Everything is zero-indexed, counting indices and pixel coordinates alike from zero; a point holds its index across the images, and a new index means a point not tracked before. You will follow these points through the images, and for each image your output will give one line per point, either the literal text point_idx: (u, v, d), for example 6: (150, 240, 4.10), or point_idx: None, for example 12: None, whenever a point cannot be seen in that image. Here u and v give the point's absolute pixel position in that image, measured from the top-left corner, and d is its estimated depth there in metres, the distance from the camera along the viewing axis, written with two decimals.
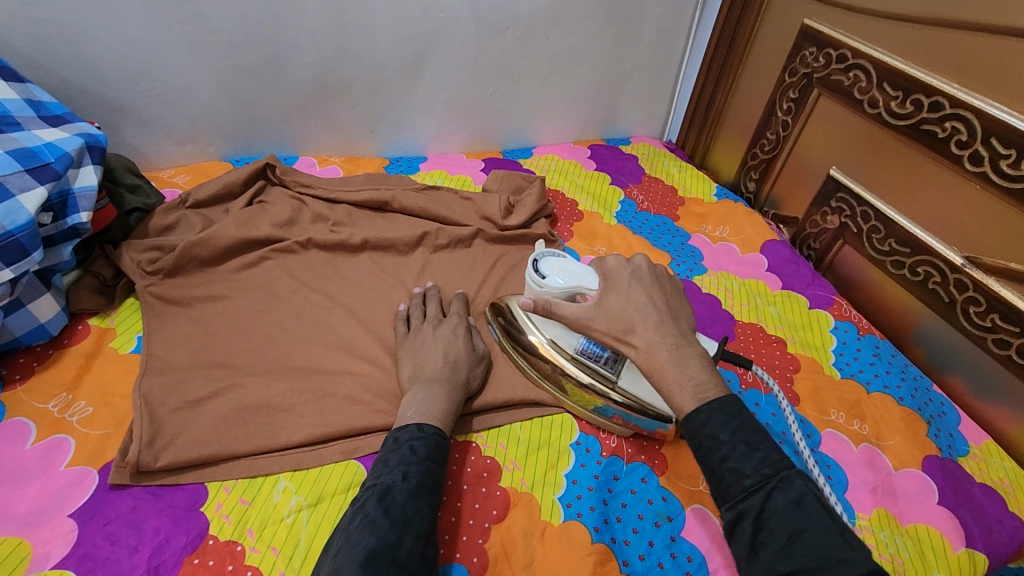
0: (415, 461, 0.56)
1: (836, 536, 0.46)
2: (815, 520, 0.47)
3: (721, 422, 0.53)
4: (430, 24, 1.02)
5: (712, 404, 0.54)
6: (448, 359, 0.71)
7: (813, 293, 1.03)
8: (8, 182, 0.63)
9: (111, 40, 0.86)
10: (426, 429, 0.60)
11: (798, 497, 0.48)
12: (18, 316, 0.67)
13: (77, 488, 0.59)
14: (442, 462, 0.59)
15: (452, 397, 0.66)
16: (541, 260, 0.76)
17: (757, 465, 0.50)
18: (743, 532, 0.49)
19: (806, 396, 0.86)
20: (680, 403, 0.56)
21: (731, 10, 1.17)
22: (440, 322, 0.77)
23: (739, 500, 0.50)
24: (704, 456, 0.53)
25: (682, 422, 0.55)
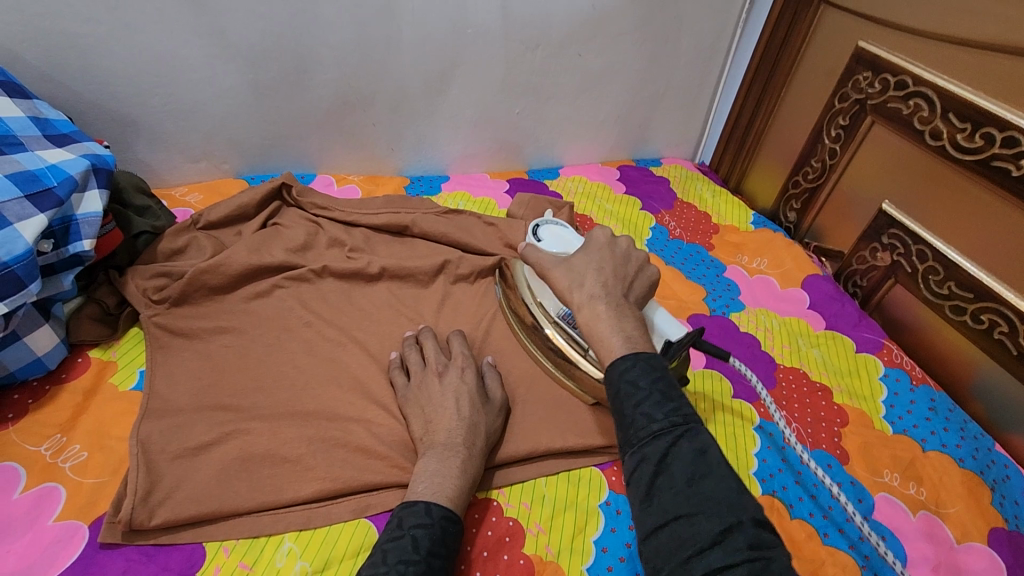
0: (415, 561, 0.50)
1: (735, 485, 0.47)
2: (717, 470, 0.47)
3: (643, 370, 0.54)
4: (458, 40, 0.97)
5: (639, 356, 0.55)
6: (462, 416, 0.63)
7: (859, 335, 0.95)
8: (6, 209, 0.59)
9: (125, 53, 0.82)
10: (433, 514, 0.54)
11: (703, 447, 0.49)
12: (13, 350, 0.62)
13: (65, 547, 0.54)
14: (446, 558, 0.53)
15: (468, 468, 0.60)
16: (540, 226, 0.78)
17: (669, 412, 0.50)
18: (642, 478, 0.49)
19: (855, 453, 0.79)
20: (609, 353, 0.57)
21: (776, 28, 1.10)
22: (446, 368, 0.69)
23: (643, 444, 0.50)
24: (620, 401, 0.53)
25: (609, 369, 0.56)
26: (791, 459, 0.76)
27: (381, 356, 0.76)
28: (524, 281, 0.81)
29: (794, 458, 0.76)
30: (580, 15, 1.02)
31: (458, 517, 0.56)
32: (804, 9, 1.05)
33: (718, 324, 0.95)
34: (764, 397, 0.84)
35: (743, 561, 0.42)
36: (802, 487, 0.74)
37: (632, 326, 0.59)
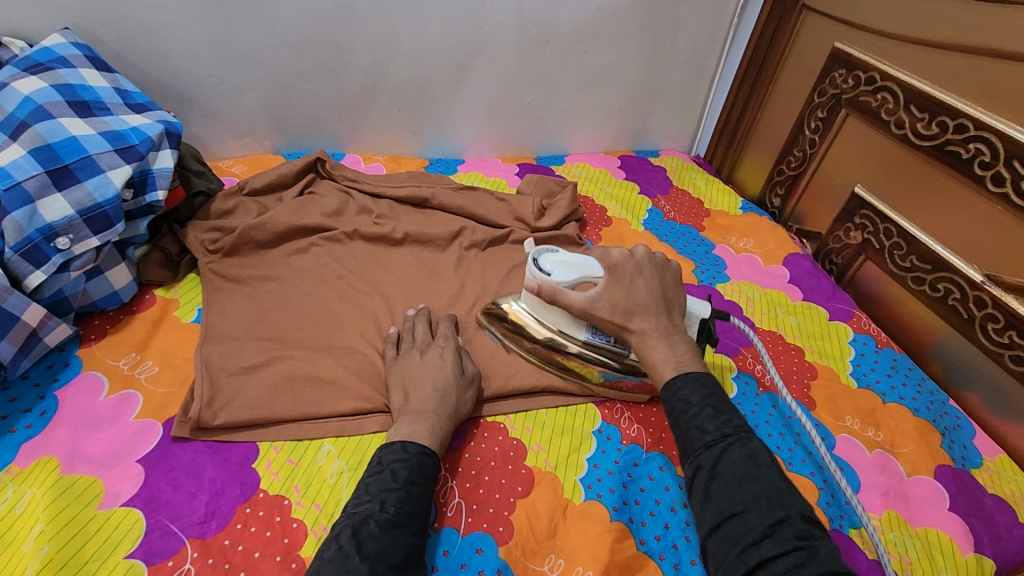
0: (393, 489, 0.58)
1: (782, 486, 0.55)
2: (765, 473, 0.56)
3: (694, 388, 0.63)
4: (477, 35, 1.09)
5: (689, 374, 0.64)
6: (437, 388, 0.70)
7: (833, 306, 1.05)
8: (99, 159, 0.70)
9: (187, 38, 0.94)
10: (409, 451, 0.61)
11: (752, 453, 0.57)
12: (97, 282, 0.73)
13: (144, 438, 0.65)
14: (425, 485, 0.60)
15: (437, 430, 0.66)
16: (539, 258, 0.77)
17: (720, 425, 0.60)
18: (699, 482, 0.58)
19: (822, 402, 0.89)
20: (663, 376, 0.65)
21: (765, 30, 1.22)
22: (428, 348, 0.76)
23: (699, 454, 0.59)
24: (675, 415, 0.62)
25: (661, 387, 0.65)
26: (763, 404, 0.86)
27: (404, 305, 0.87)
28: (528, 317, 0.81)
29: (766, 403, 0.86)
30: (586, 16, 1.13)
31: (434, 453, 0.63)
32: (789, 14, 1.17)
33: (704, 293, 1.05)
34: (743, 353, 0.95)
35: (793, 548, 0.50)
36: (771, 426, 0.83)
37: (681, 347, 0.67)
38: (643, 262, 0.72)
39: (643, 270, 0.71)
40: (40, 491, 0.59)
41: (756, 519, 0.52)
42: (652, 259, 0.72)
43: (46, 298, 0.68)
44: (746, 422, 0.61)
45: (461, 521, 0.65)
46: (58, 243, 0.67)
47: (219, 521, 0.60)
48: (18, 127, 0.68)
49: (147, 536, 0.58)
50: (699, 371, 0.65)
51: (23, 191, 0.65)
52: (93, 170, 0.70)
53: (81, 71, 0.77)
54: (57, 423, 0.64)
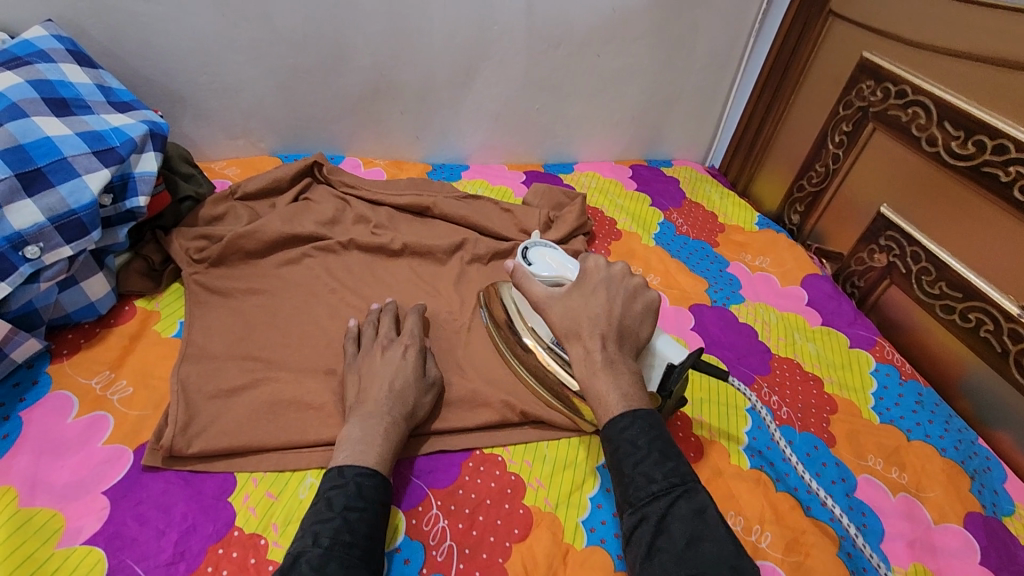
0: (327, 518, 0.52)
1: (731, 549, 0.50)
2: (714, 532, 0.51)
3: (641, 428, 0.58)
4: (484, 35, 1.03)
5: (637, 412, 0.59)
6: (393, 388, 0.65)
7: (854, 332, 1.00)
8: (75, 162, 0.66)
9: (178, 32, 0.89)
10: (345, 475, 0.56)
11: (700, 508, 0.53)
12: (71, 293, 0.68)
13: (112, 467, 0.60)
14: (366, 509, 0.54)
15: (391, 434, 0.62)
16: (529, 249, 0.79)
17: (667, 473, 0.55)
18: (641, 538, 0.53)
19: (843, 438, 0.83)
20: (608, 409, 0.60)
21: (788, 37, 1.16)
22: (391, 343, 0.72)
23: (643, 504, 0.54)
24: (620, 458, 0.57)
25: (607, 425, 0.60)
26: (779, 439, 0.81)
27: None
28: (512, 308, 0.79)
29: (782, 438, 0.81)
30: (599, 17, 1.07)
31: (376, 471, 0.57)
32: (814, 20, 1.11)
33: (718, 314, 1.00)
34: (758, 382, 0.89)
35: None
36: (788, 464, 0.78)
37: (626, 379, 0.61)
38: (616, 277, 0.68)
39: (612, 288, 0.66)
40: None
41: None
42: (625, 278, 0.68)
43: (13, 311, 0.63)
44: (693, 471, 0.56)
45: (451, 568, 0.60)
46: (28, 252, 0.62)
47: (189, 562, 0.55)
48: None
49: None
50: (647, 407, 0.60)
51: None
52: (67, 174, 0.65)
53: (61, 66, 0.72)
54: (19, 448, 0.60)
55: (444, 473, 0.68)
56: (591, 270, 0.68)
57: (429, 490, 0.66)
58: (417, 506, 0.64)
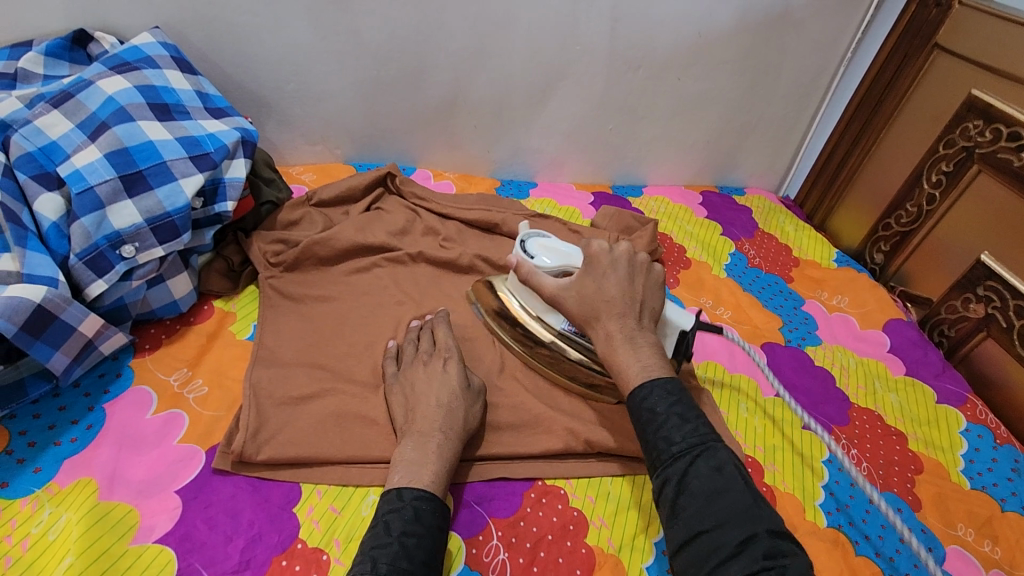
0: (385, 543, 0.51)
1: (750, 500, 0.49)
2: (735, 486, 0.50)
3: (660, 395, 0.56)
4: (566, 54, 1.02)
5: (655, 380, 0.57)
6: (440, 403, 0.64)
7: (941, 385, 0.93)
8: (172, 166, 0.68)
9: (272, 42, 0.92)
10: (403, 498, 0.55)
11: (720, 465, 0.51)
12: (158, 290, 0.70)
13: (186, 466, 0.61)
14: (425, 535, 0.53)
15: (444, 451, 0.60)
16: (527, 241, 0.76)
17: (687, 434, 0.53)
18: (666, 497, 0.52)
19: (930, 502, 0.77)
20: (629, 383, 0.58)
21: (884, 68, 1.10)
22: (431, 357, 0.70)
23: (666, 467, 0.53)
24: (641, 427, 0.55)
25: (627, 395, 0.58)
26: (859, 497, 0.76)
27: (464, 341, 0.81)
28: (512, 299, 0.78)
29: (862, 497, 0.76)
30: (685, 41, 1.05)
31: (434, 495, 0.57)
32: (916, 53, 1.05)
33: (792, 355, 0.95)
34: (835, 432, 0.84)
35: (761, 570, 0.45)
36: (869, 525, 0.73)
37: (647, 352, 0.60)
38: (621, 258, 0.65)
39: (623, 269, 0.64)
40: (75, 517, 0.55)
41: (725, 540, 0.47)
42: (631, 258, 0.65)
43: (106, 306, 0.66)
44: (713, 429, 0.54)
45: None
46: (123, 251, 0.64)
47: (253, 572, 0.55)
48: (98, 129, 0.67)
49: None
50: (667, 376, 0.58)
51: (95, 196, 0.63)
52: (165, 178, 0.67)
53: (165, 72, 0.75)
54: (101, 441, 0.61)
55: (505, 502, 0.66)
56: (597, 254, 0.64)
57: (490, 519, 0.64)
58: (477, 535, 0.63)
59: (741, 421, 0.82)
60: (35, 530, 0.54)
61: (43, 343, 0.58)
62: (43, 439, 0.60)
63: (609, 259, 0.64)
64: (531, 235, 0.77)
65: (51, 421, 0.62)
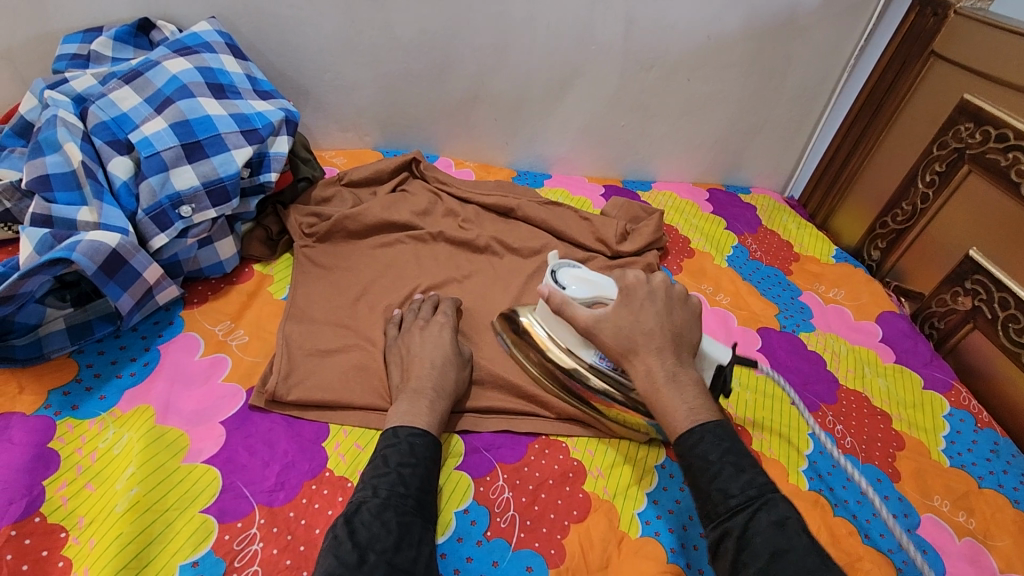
0: (384, 473, 0.59)
1: (816, 561, 0.50)
2: (797, 543, 0.52)
3: (712, 443, 0.58)
4: (582, 53, 1.10)
5: (706, 426, 0.60)
6: (434, 364, 0.71)
7: (929, 374, 0.98)
8: (226, 138, 0.76)
9: (313, 34, 1.01)
10: (398, 435, 0.63)
11: (780, 520, 0.53)
12: (207, 250, 0.78)
13: (229, 401, 0.69)
14: (418, 465, 0.61)
15: (436, 407, 0.67)
16: (557, 272, 0.76)
17: (744, 487, 0.56)
18: (726, 551, 0.54)
19: (909, 476, 0.82)
20: (675, 427, 0.61)
21: (884, 74, 1.15)
22: (426, 323, 0.77)
23: (724, 519, 0.55)
24: (694, 475, 0.58)
25: (676, 441, 0.61)
26: (841, 466, 0.81)
27: (478, 310, 0.88)
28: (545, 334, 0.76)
29: (844, 467, 0.81)
30: (695, 43, 1.11)
31: (427, 433, 0.64)
32: (914, 60, 1.10)
33: (786, 339, 1.00)
34: (823, 409, 0.89)
35: None
36: (849, 492, 0.78)
37: (692, 393, 0.63)
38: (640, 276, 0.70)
39: (658, 302, 0.67)
40: (135, 436, 0.63)
41: None
42: (668, 291, 0.69)
43: (164, 260, 0.74)
44: (770, 482, 0.57)
45: (512, 535, 0.64)
46: (182, 211, 0.73)
47: (287, 492, 0.62)
48: (164, 102, 0.76)
49: (222, 495, 0.61)
50: (714, 420, 0.61)
51: (161, 160, 0.72)
52: (220, 148, 0.76)
53: (221, 57, 0.84)
54: (157, 376, 0.69)
55: (512, 450, 0.73)
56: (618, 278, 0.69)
57: (497, 463, 0.71)
58: (485, 475, 0.69)
59: (735, 395, 0.88)
60: (102, 445, 0.62)
61: (115, 284, 0.67)
62: (107, 371, 0.69)
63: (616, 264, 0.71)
64: (562, 265, 0.78)
65: (114, 357, 0.70)
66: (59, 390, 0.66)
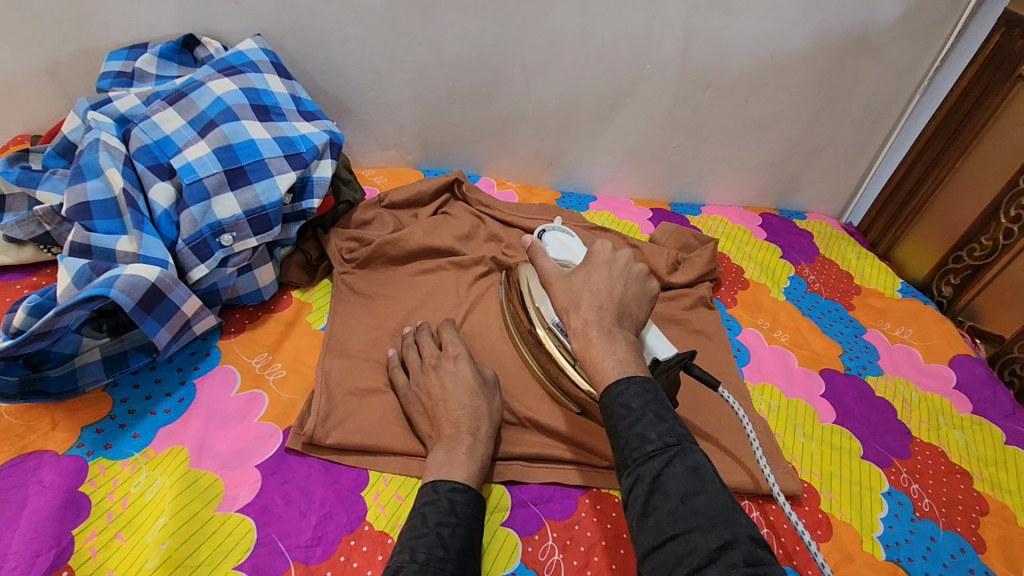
0: (421, 533, 0.54)
1: (727, 503, 0.47)
2: (711, 487, 0.47)
3: (637, 392, 0.54)
4: (636, 72, 1.04)
5: (632, 378, 0.55)
6: (465, 404, 0.65)
7: (1011, 428, 0.90)
8: (270, 163, 0.73)
9: (360, 50, 0.97)
10: (437, 490, 0.58)
11: (696, 465, 0.49)
12: (246, 278, 0.74)
13: (265, 442, 0.65)
14: (459, 525, 0.56)
15: (476, 453, 0.62)
16: (546, 232, 0.83)
17: (662, 432, 0.51)
18: (637, 498, 0.49)
19: (996, 546, 0.75)
20: (602, 376, 0.56)
21: (963, 97, 1.07)
22: (438, 360, 0.71)
23: (638, 465, 0.50)
24: (614, 421, 0.53)
25: (602, 392, 0.56)
26: (920, 534, 0.74)
27: None
28: (527, 290, 0.80)
29: (923, 533, 0.74)
30: (757, 62, 1.05)
31: (468, 487, 0.59)
32: (999, 84, 1.02)
33: (851, 383, 0.93)
34: (896, 465, 0.82)
35: None
36: (931, 563, 0.71)
37: (622, 348, 0.58)
38: (618, 262, 0.67)
39: (617, 270, 0.65)
40: (168, 481, 0.60)
41: (701, 540, 0.44)
42: (630, 264, 0.67)
43: (202, 289, 0.71)
44: (690, 432, 0.52)
45: None
46: (223, 239, 0.70)
47: (325, 548, 0.58)
48: (207, 126, 0.73)
49: (257, 549, 0.57)
50: (644, 375, 0.56)
51: (203, 187, 0.69)
52: (263, 174, 0.73)
53: (266, 77, 0.81)
54: (192, 413, 0.66)
55: (561, 504, 0.68)
56: (598, 252, 0.67)
57: (545, 520, 0.66)
58: (533, 534, 0.64)
59: (800, 447, 0.81)
60: (133, 490, 0.59)
61: (153, 318, 0.64)
62: (141, 407, 0.66)
63: (607, 259, 0.67)
64: (556, 230, 0.84)
65: (148, 391, 0.67)
66: (92, 427, 0.63)
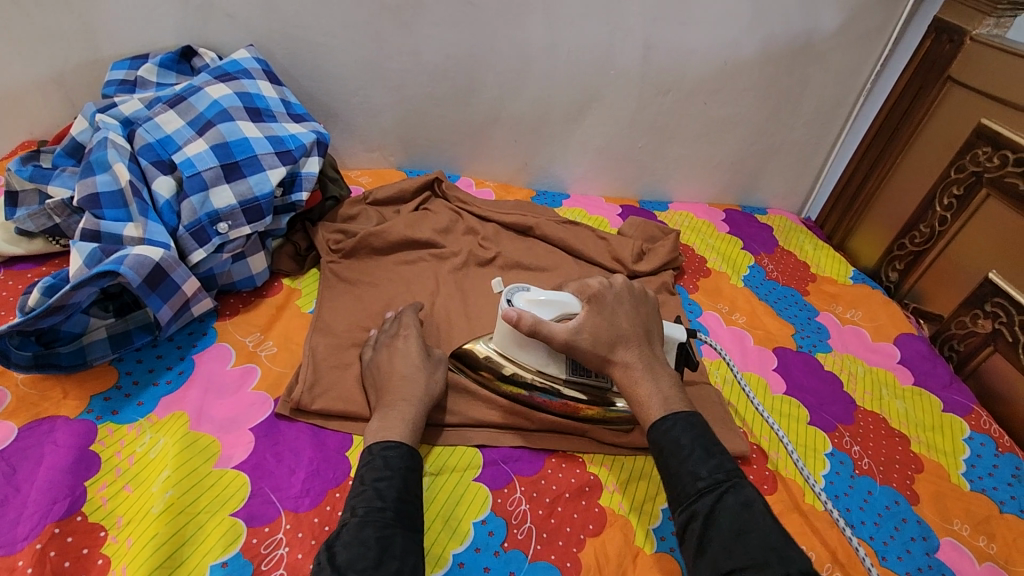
0: (360, 491, 0.59)
1: (779, 539, 0.53)
2: (760, 522, 0.55)
3: (683, 428, 0.62)
4: (601, 77, 1.13)
5: (677, 414, 0.63)
6: (403, 375, 0.72)
7: (948, 397, 0.97)
8: (262, 159, 0.81)
9: (345, 59, 1.05)
10: (373, 452, 0.63)
11: (747, 502, 0.56)
12: (240, 265, 0.81)
13: (257, 409, 0.72)
14: (394, 477, 0.60)
15: (409, 415, 0.68)
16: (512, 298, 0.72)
17: (713, 470, 0.58)
18: (693, 532, 0.56)
19: (928, 499, 0.82)
20: (649, 415, 0.64)
21: (901, 97, 1.16)
22: (392, 339, 0.78)
23: (692, 501, 0.57)
24: (665, 458, 0.61)
25: (649, 428, 0.64)
26: (858, 488, 0.81)
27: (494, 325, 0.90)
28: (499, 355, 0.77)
29: (861, 488, 0.81)
30: (712, 68, 1.14)
31: (401, 443, 0.64)
32: (932, 84, 1.11)
33: (802, 359, 1.01)
34: (839, 430, 0.89)
35: None
36: (867, 514, 0.78)
37: (666, 381, 0.66)
38: (621, 291, 0.72)
39: (628, 299, 0.71)
40: (170, 441, 0.66)
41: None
42: (631, 289, 0.73)
43: (200, 273, 0.78)
44: (737, 467, 0.60)
45: (529, 546, 0.66)
46: (219, 227, 0.77)
47: (312, 498, 0.65)
48: (205, 126, 0.81)
49: (250, 500, 0.63)
50: (687, 410, 0.64)
51: (202, 180, 0.77)
52: (256, 168, 0.80)
53: (258, 83, 0.89)
54: (191, 384, 0.73)
55: (529, 463, 0.74)
56: (603, 291, 0.71)
57: (514, 476, 0.73)
58: (503, 488, 0.71)
59: (750, 415, 0.88)
60: (139, 449, 0.65)
61: (156, 296, 0.71)
62: (144, 379, 0.72)
63: (614, 295, 0.71)
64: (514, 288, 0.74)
65: (151, 365, 0.74)
66: (100, 396, 0.69)
